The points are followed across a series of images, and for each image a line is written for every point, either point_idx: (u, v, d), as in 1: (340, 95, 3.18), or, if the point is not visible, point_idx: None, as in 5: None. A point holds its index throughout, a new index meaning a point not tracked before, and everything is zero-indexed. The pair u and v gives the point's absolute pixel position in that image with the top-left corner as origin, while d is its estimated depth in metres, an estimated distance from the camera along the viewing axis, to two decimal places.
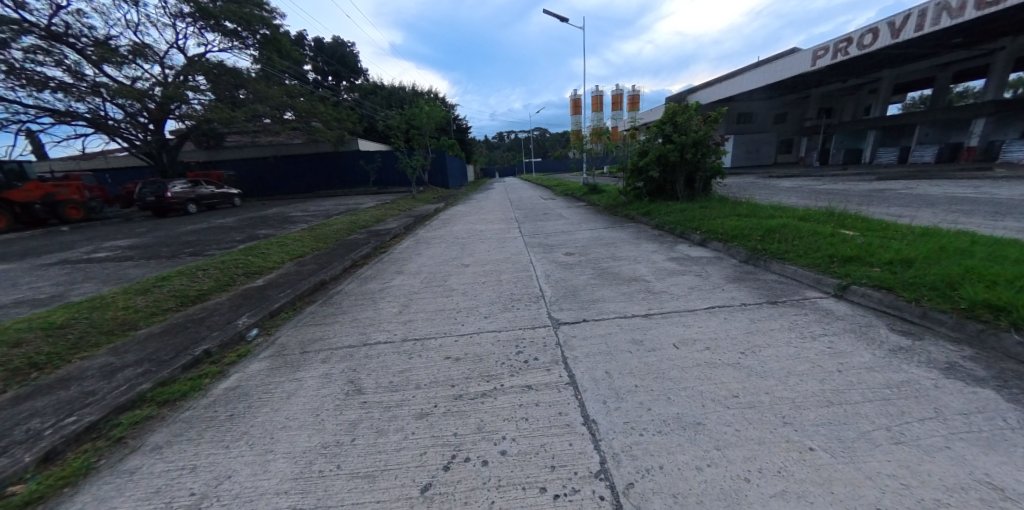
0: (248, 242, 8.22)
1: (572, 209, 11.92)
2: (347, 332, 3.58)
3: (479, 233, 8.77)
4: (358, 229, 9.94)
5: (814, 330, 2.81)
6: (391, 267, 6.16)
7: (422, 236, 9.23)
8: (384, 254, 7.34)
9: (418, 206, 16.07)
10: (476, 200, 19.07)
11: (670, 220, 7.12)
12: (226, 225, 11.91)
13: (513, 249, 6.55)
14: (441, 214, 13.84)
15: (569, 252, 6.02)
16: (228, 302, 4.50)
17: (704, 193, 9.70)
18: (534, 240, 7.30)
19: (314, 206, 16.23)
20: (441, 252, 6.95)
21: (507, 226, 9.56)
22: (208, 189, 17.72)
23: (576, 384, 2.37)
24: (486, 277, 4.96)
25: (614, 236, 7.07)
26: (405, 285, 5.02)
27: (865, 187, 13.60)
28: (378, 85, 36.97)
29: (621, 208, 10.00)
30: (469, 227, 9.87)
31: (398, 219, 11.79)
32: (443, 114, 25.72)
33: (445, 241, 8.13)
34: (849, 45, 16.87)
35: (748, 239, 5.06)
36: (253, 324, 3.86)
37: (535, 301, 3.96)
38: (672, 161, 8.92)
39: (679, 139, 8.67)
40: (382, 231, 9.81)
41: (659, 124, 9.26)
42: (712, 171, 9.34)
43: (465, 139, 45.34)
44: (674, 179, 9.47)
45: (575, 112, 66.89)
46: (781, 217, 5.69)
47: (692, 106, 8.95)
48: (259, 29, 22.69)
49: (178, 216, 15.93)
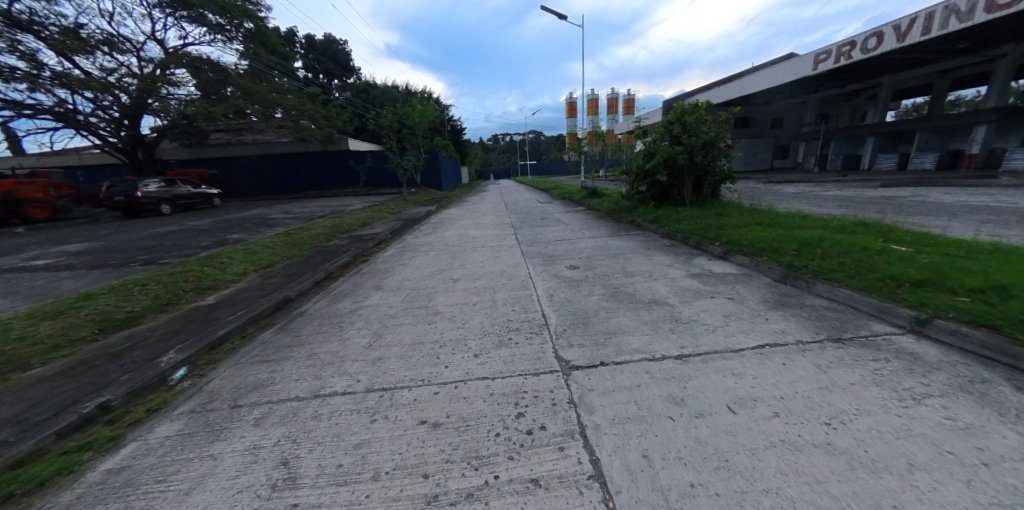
0: (212, 248, 7.37)
1: (571, 214, 11.26)
2: (297, 377, 2.79)
3: (471, 240, 8.05)
4: (340, 234, 9.12)
5: (914, 386, 2.10)
6: (369, 281, 5.38)
7: (409, 242, 8.46)
8: (363, 264, 6.54)
9: (408, 209, 15.30)
10: (470, 202, 18.37)
11: (683, 229, 6.47)
12: (198, 227, 11.01)
13: (511, 260, 5.83)
14: (432, 217, 13.10)
15: (572, 265, 5.31)
16: (162, 327, 3.68)
17: (712, 198, 9.15)
18: (531, 249, 6.60)
19: (297, 207, 15.33)
20: (429, 263, 6.18)
21: (502, 232, 8.85)
22: (185, 188, 16.70)
23: (604, 479, 1.63)
24: (478, 297, 4.20)
25: (621, 245, 6.39)
26: (379, 306, 4.25)
27: (872, 193, 13.24)
28: (370, 84, 36.10)
29: (625, 214, 9.34)
30: (461, 233, 9.15)
31: (385, 223, 11.00)
32: (437, 113, 24.98)
33: (434, 249, 7.38)
34: (853, 49, 16.45)
35: (782, 254, 4.40)
36: (183, 361, 3.05)
37: (536, 332, 3.22)
38: (680, 164, 8.28)
39: (688, 140, 8.05)
40: (366, 235, 9.01)
41: (665, 123, 8.66)
42: (721, 176, 8.78)
43: (460, 140, 44.64)
44: (680, 184, 8.90)
45: (570, 115, 66.72)
46: (812, 227, 5.05)
47: (702, 106, 8.34)
48: (243, 21, 21.86)
49: (151, 217, 14.91)
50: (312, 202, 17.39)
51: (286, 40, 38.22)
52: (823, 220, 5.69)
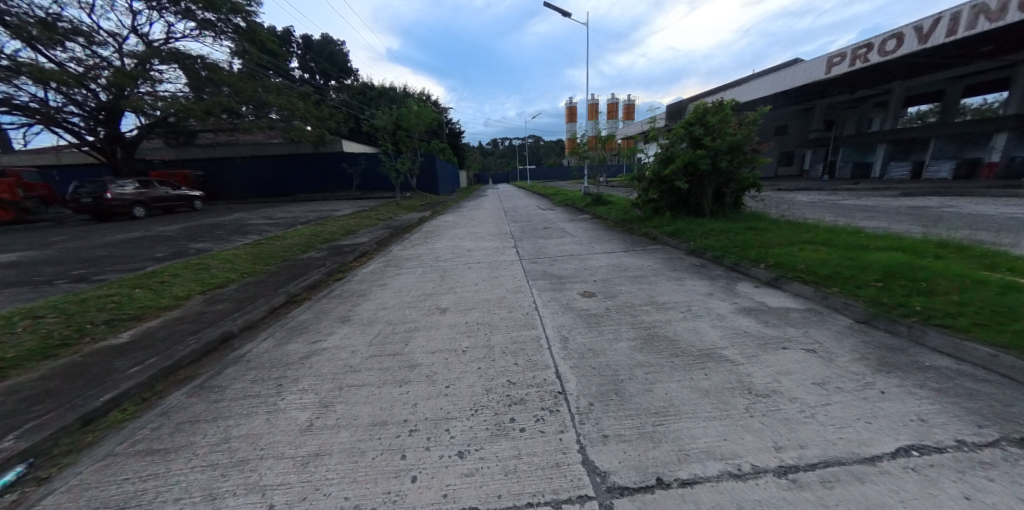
0: (164, 260, 6.37)
1: (576, 223, 10.34)
2: (167, 495, 1.74)
3: (465, 253, 7.08)
4: (318, 244, 8.14)
5: None
6: (338, 309, 4.39)
7: (395, 255, 7.48)
8: (338, 284, 5.55)
9: (400, 214, 14.35)
10: (467, 208, 17.41)
11: (714, 246, 5.53)
12: (166, 234, 10.00)
13: (512, 283, 4.87)
14: (425, 224, 12.17)
15: (587, 292, 4.35)
16: (30, 385, 2.66)
17: (734, 209, 8.25)
18: (535, 267, 5.64)
19: (282, 212, 14.35)
20: (414, 284, 5.21)
21: (500, 243, 7.90)
22: (164, 190, 15.66)
23: None
24: (470, 340, 3.22)
25: (640, 264, 5.45)
26: (339, 351, 3.23)
27: (896, 203, 12.37)
28: (367, 85, 35.25)
29: (637, 225, 8.42)
30: (455, 244, 8.20)
31: (372, 231, 10.03)
32: (434, 115, 24.12)
33: (423, 265, 6.40)
34: (869, 51, 15.71)
35: (860, 285, 3.44)
36: (22, 454, 2.03)
37: (550, 409, 2.23)
38: (702, 171, 7.37)
39: (712, 143, 7.13)
40: (348, 246, 8.04)
41: (684, 125, 7.77)
42: (745, 185, 7.89)
43: (458, 143, 43.88)
44: (699, 193, 7.99)
45: (570, 120, 66.75)
46: (883, 250, 4.10)
47: (727, 104, 7.41)
48: (232, 17, 21.04)
49: (122, 221, 13.84)
50: (298, 206, 16.40)
51: (281, 39, 37.37)
52: (885, 238, 4.75)
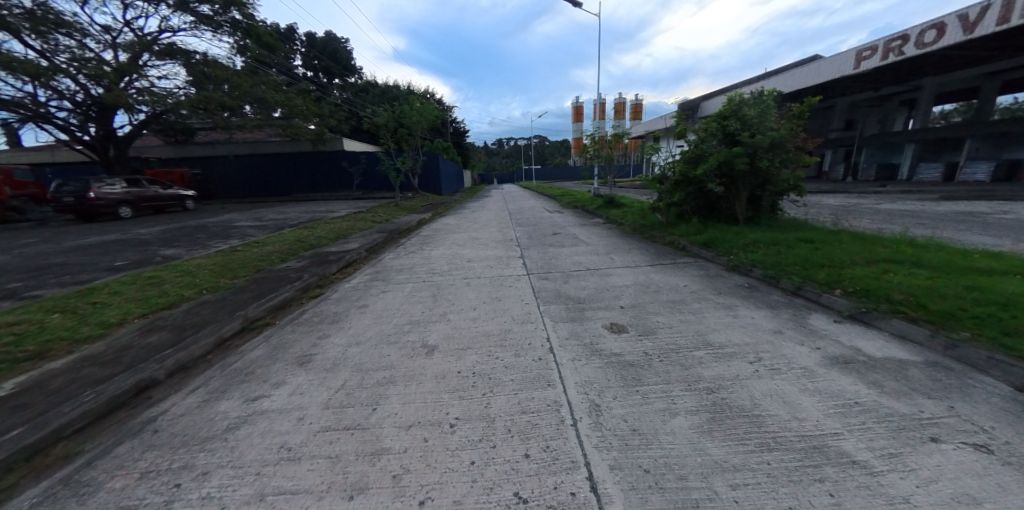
0: (120, 271, 5.56)
1: (588, 229, 9.39)
2: None
3: (464, 265, 6.19)
4: (302, 251, 7.30)
5: None
6: (300, 343, 3.49)
7: (386, 265, 6.63)
8: (312, 303, 4.68)
9: (397, 216, 13.53)
10: (469, 210, 16.54)
11: (764, 262, 4.58)
12: (143, 236, 9.24)
13: (519, 309, 3.95)
14: (424, 228, 11.34)
15: (614, 324, 3.45)
16: None
17: (770, 214, 7.28)
18: (546, 286, 4.75)
19: (274, 213, 13.60)
20: (402, 306, 4.32)
21: (504, 252, 7.02)
22: (154, 189, 14.97)
23: None
24: (466, 404, 2.34)
25: (673, 284, 4.53)
26: (281, 419, 2.32)
27: (941, 207, 11.23)
28: (370, 83, 34.59)
29: (658, 232, 7.49)
30: (454, 252, 7.33)
31: (364, 236, 9.21)
32: (436, 112, 23.28)
33: (415, 279, 5.53)
34: (904, 44, 14.56)
35: (1009, 333, 2.46)
36: None
37: None
38: (737, 171, 6.40)
39: (750, 140, 6.16)
40: (334, 253, 7.20)
41: (716, 119, 6.80)
42: (785, 189, 6.90)
43: (462, 143, 43.12)
44: (732, 196, 7.03)
45: (576, 120, 66.04)
46: (1011, 280, 3.11)
47: (769, 96, 6.39)
48: (230, 11, 20.36)
49: (107, 221, 13.16)
50: (293, 207, 15.68)
51: (284, 37, 36.80)
52: (992, 258, 3.75)
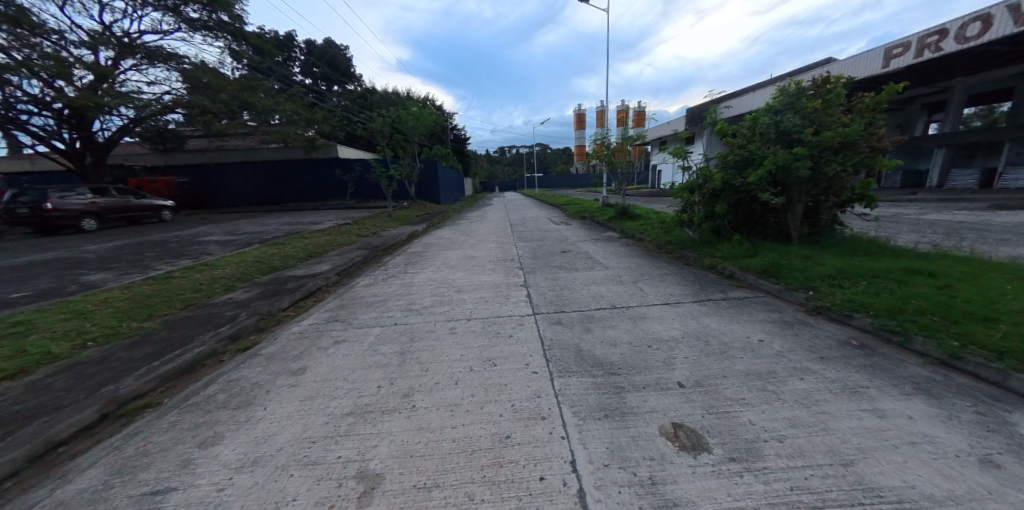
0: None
1: (602, 245, 8.08)
2: None
3: (451, 298, 4.88)
4: (257, 276, 6.03)
5: None
6: (160, 457, 2.12)
7: (355, 295, 5.33)
8: (231, 364, 3.34)
9: (387, 228, 12.33)
10: (467, 221, 15.29)
11: (871, 307, 3.21)
12: (88, 254, 8.03)
13: (521, 388, 2.61)
14: (414, 242, 10.11)
15: (677, 428, 2.10)
16: None
17: (829, 231, 5.91)
18: (561, 339, 3.43)
19: (252, 225, 12.42)
20: (354, 375, 3.00)
21: (504, 278, 5.73)
22: (126, 199, 13.85)
23: None
24: None
25: (742, 340, 3.16)
26: None
27: (1003, 218, 9.81)
28: (368, 90, 33.82)
29: (690, 252, 6.17)
30: (442, 277, 6.05)
31: (340, 255, 7.94)
32: (434, 117, 22.23)
33: (385, 321, 4.21)
34: (942, 39, 13.30)
35: None
36: None
37: None
38: (795, 178, 5.08)
39: (813, 139, 4.86)
40: (296, 280, 5.93)
41: (766, 114, 5.47)
42: (849, 199, 5.55)
43: (463, 150, 42.26)
44: (783, 209, 5.70)
45: (580, 127, 65.50)
46: None
47: (836, 81, 4.99)
48: (217, 13, 19.39)
49: (68, 235, 12.00)
50: (277, 219, 14.50)
51: (282, 44, 36.31)
52: None
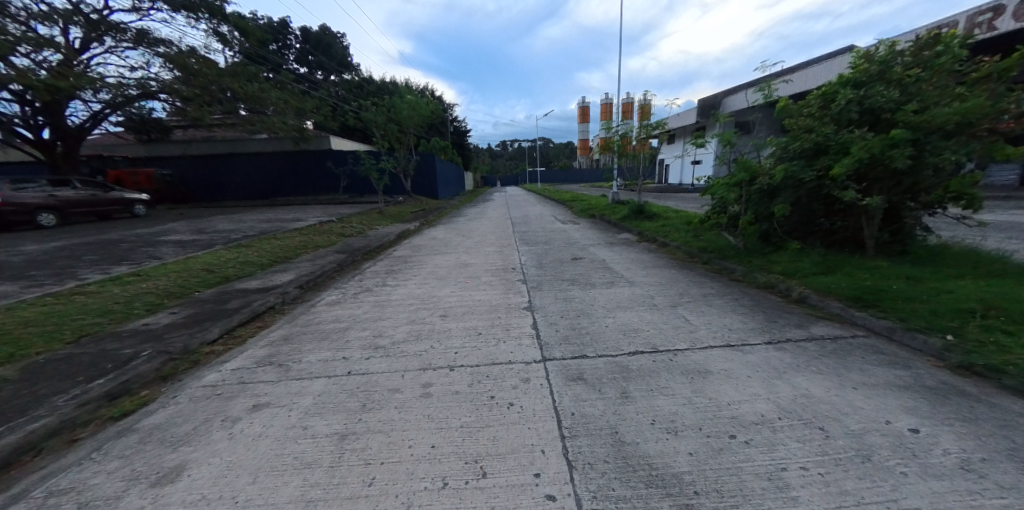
0: None
1: (620, 251, 6.87)
2: None
3: (432, 328, 3.70)
4: (198, 291, 4.86)
5: None
6: None
7: (313, 321, 4.17)
8: (78, 452, 2.14)
9: (377, 227, 11.19)
10: (465, 218, 14.14)
11: None
12: (20, 256, 6.90)
13: None
14: (404, 244, 8.96)
15: None
16: None
17: (914, 240, 4.66)
18: (589, 415, 2.24)
19: (227, 222, 11.29)
20: (254, 484, 1.81)
21: (504, 296, 4.58)
22: (93, 193, 12.72)
23: None
24: None
25: (889, 431, 1.93)
26: None
27: None
28: (365, 80, 32.48)
29: (735, 266, 4.96)
30: (428, 293, 4.90)
31: (313, 260, 6.79)
32: (433, 107, 20.95)
33: (338, 367, 3.05)
34: (997, 17, 11.92)
35: None
36: None
37: None
38: (887, 170, 3.85)
39: (917, 117, 3.62)
40: (245, 296, 4.76)
41: (844, 88, 4.22)
42: (942, 200, 4.27)
43: (463, 144, 41.05)
44: (857, 210, 4.47)
45: (583, 120, 64.26)
46: None
47: (950, 41, 3.68)
48: None
49: (23, 231, 10.87)
50: (257, 215, 13.30)
51: (275, 31, 34.92)
52: None
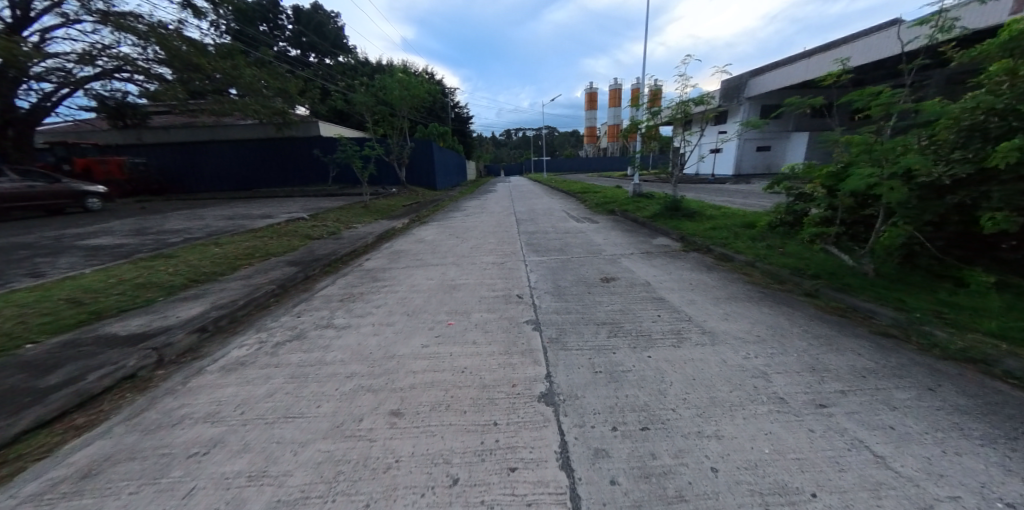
0: None
1: (666, 267, 5.02)
2: None
3: (364, 459, 1.89)
4: (24, 345, 3.08)
5: None
6: None
7: (168, 419, 2.37)
8: None
9: (356, 225, 9.44)
10: (462, 213, 12.38)
11: None
12: None
13: None
14: (381, 250, 7.19)
15: None
16: None
17: None
18: None
19: (181, 220, 9.58)
20: None
21: (503, 364, 2.78)
22: (38, 186, 11.08)
23: None
24: None
25: None
26: None
27: None
28: (359, 61, 30.34)
29: (879, 308, 3.10)
30: (384, 351, 3.10)
31: (248, 278, 5.03)
32: (429, 87, 18.93)
33: None
34: None
35: None
36: None
37: None
38: None
39: None
40: (94, 355, 2.99)
41: None
42: None
43: (465, 130, 38.96)
44: None
45: (590, 106, 61.64)
46: None
47: None
48: None
49: None
50: (225, 210, 11.60)
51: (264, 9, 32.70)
52: None
